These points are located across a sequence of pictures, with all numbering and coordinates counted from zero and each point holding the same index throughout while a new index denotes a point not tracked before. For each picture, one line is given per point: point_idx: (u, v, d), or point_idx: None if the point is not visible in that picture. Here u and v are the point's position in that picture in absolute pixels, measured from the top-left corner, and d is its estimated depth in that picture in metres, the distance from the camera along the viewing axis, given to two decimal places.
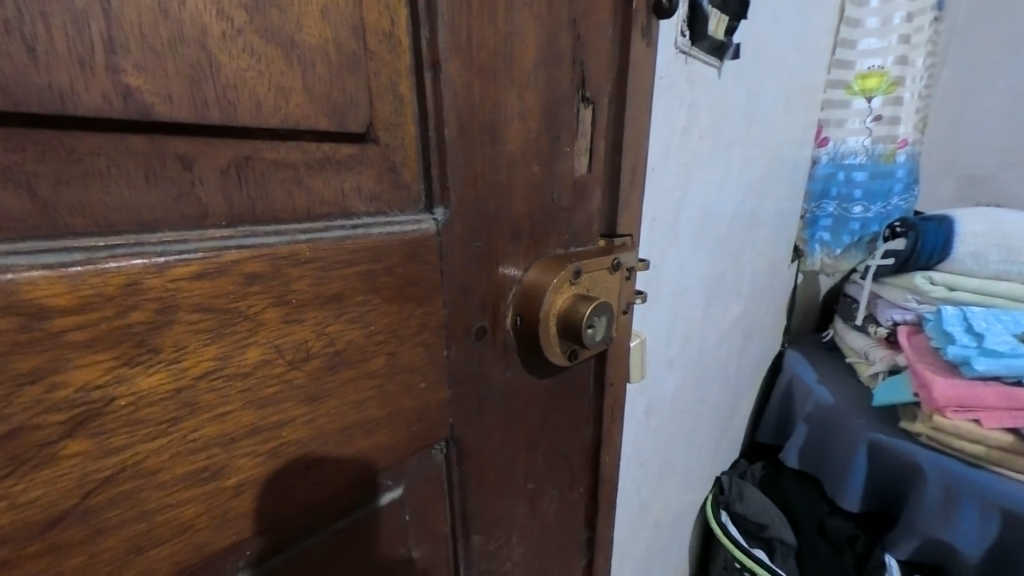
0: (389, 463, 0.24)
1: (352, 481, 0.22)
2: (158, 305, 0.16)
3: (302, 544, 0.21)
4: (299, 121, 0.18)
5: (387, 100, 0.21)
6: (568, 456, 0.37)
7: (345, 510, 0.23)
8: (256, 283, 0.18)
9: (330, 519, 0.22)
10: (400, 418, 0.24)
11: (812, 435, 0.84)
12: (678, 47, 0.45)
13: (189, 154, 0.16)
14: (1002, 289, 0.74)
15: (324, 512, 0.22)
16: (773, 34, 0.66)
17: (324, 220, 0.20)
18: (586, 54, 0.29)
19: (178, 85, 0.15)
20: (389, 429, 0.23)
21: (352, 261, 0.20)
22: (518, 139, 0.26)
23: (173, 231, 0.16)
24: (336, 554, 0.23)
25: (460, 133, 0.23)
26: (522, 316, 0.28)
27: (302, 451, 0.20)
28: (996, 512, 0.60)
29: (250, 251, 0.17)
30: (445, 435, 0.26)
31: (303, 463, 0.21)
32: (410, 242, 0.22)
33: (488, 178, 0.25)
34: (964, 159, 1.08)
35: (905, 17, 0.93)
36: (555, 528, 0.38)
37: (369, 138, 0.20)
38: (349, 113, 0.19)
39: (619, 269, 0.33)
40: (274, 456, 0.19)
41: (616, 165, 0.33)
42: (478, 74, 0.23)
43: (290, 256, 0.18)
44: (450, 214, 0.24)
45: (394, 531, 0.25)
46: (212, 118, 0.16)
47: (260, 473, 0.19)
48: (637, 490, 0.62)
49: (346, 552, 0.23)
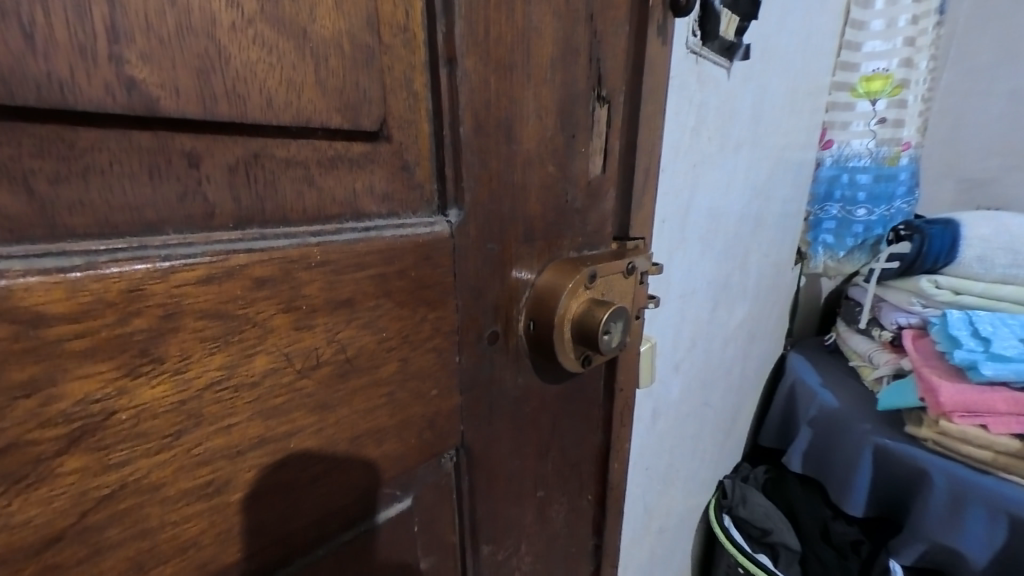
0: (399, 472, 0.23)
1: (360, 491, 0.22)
2: (161, 311, 0.15)
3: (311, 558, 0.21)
4: (310, 117, 0.17)
5: (401, 96, 0.20)
6: (577, 463, 0.36)
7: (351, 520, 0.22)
8: (265, 287, 0.17)
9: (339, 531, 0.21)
10: (413, 426, 0.23)
11: (815, 439, 0.83)
12: (689, 47, 0.45)
13: (196, 151, 0.15)
14: (1008, 293, 0.73)
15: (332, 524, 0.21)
16: (782, 33, 0.65)
17: (335, 221, 0.19)
18: (602, 51, 0.28)
19: (185, 79, 0.14)
20: (399, 440, 0.22)
21: (364, 263, 0.19)
22: (533, 138, 0.25)
23: (178, 232, 0.15)
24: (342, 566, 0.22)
25: (475, 131, 0.22)
26: (535, 322, 0.28)
27: (314, 458, 0.20)
28: (1003, 518, 0.59)
29: (262, 253, 0.16)
30: (455, 440, 0.25)
31: (312, 472, 0.20)
32: (423, 244, 0.21)
33: (503, 177, 0.24)
34: (965, 163, 1.07)
35: (910, 20, 0.93)
36: (564, 536, 0.37)
37: (381, 136, 0.20)
38: (362, 109, 0.19)
39: (632, 273, 0.33)
40: (285, 467, 0.19)
41: (629, 167, 0.32)
42: (494, 71, 0.22)
43: (301, 259, 0.17)
44: (463, 215, 0.23)
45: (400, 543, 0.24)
46: (220, 113, 0.15)
47: (268, 485, 0.18)
48: (642, 495, 0.62)
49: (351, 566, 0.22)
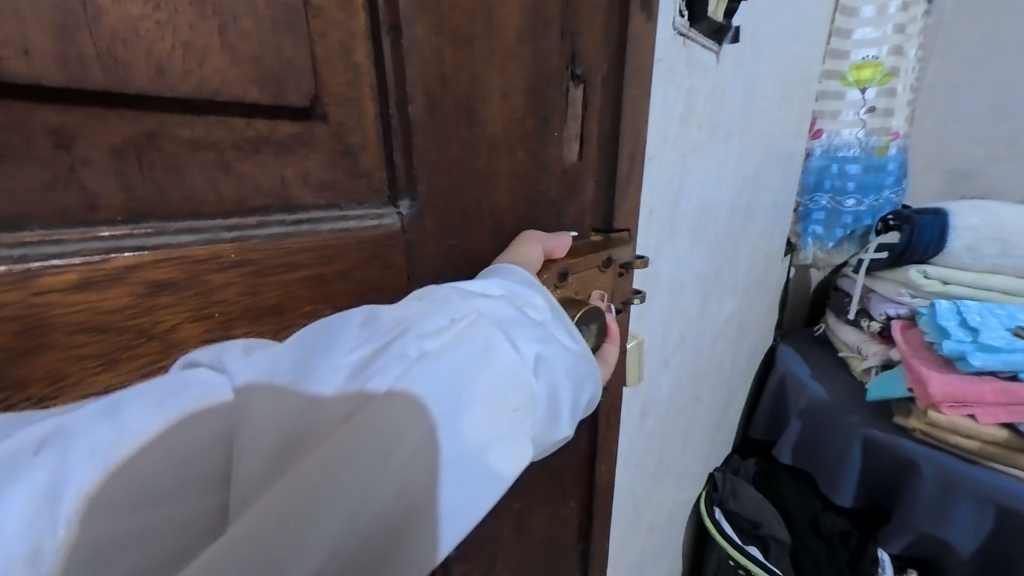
0: (528, 343, 0.20)
1: (481, 354, 0.18)
2: (21, 325, 0.12)
3: (407, 436, 0.16)
4: (219, 89, 0.14)
5: (339, 69, 0.17)
6: (557, 471, 0.34)
7: (468, 399, 0.17)
8: (164, 293, 0.14)
9: (451, 410, 0.17)
10: (537, 293, 0.22)
11: (805, 431, 0.82)
12: (678, 29, 0.42)
13: (65, 128, 0.12)
14: (998, 283, 0.73)
15: (438, 398, 0.17)
16: (772, 19, 0.63)
17: (258, 214, 0.16)
18: (577, 25, 0.25)
19: (40, 36, 0.11)
20: (527, 307, 0.22)
21: (296, 264, 0.17)
22: (499, 120, 0.23)
23: (44, 228, 0.12)
24: (448, 465, 0.17)
25: (428, 112, 0.20)
26: (550, 254, 0.26)
27: (447, 298, 0.19)
28: (990, 508, 0.59)
29: (156, 253, 0.14)
30: (578, 333, 0.24)
31: (445, 315, 0.19)
32: (370, 241, 0.19)
33: (464, 165, 0.21)
34: (950, 154, 1.02)
35: (901, 6, 0.90)
36: (545, 548, 0.35)
37: (314, 114, 0.17)
38: (289, 83, 0.16)
39: (610, 267, 0.31)
40: (425, 298, 0.19)
41: (611, 155, 0.30)
42: (450, 42, 0.20)
43: (209, 259, 0.15)
44: (418, 207, 0.20)
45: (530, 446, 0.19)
46: (91, 81, 0.12)
47: (399, 316, 0.18)
48: (631, 493, 0.60)
49: (464, 467, 0.17)
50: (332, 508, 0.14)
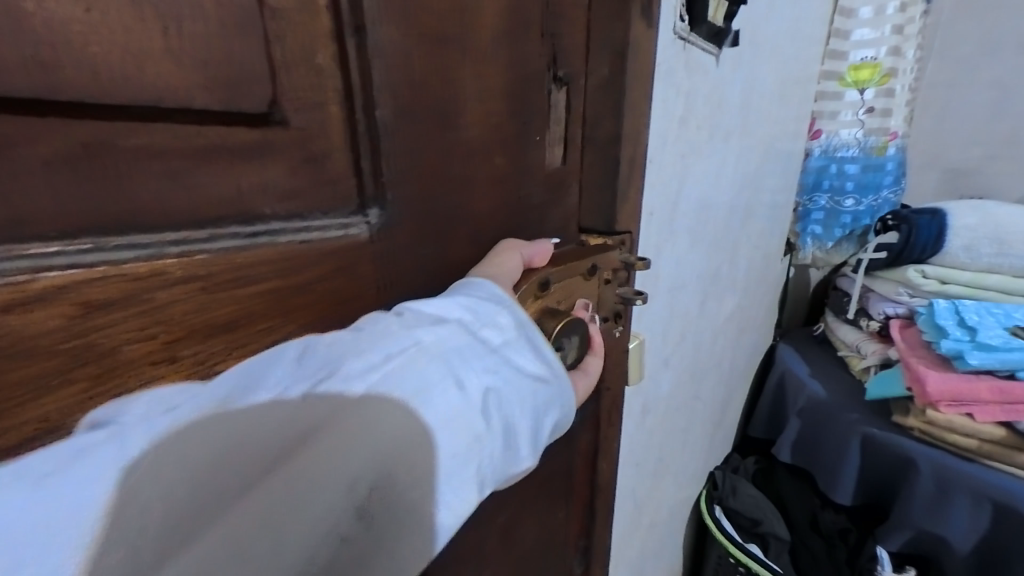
0: (482, 367, 0.20)
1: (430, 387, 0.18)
2: None
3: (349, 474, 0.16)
4: (165, 96, 0.14)
5: (301, 73, 0.16)
6: (549, 478, 0.34)
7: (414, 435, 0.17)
8: (100, 313, 0.13)
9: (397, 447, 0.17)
10: (501, 311, 0.22)
11: (804, 429, 0.80)
12: (678, 33, 0.42)
13: None
14: (994, 283, 0.73)
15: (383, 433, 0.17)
16: (772, 17, 0.62)
17: (210, 226, 0.15)
18: (559, 26, 0.25)
19: None
20: (487, 327, 0.21)
21: (255, 277, 0.16)
22: (476, 124, 0.22)
23: None
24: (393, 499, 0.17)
25: (397, 117, 0.19)
26: (530, 264, 0.25)
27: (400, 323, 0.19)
28: (987, 506, 0.58)
29: (92, 271, 0.13)
30: (545, 353, 0.23)
31: (397, 344, 0.18)
32: (336, 252, 0.18)
33: (439, 170, 0.21)
34: (949, 152, 1.01)
35: (899, 7, 0.90)
36: (537, 557, 0.34)
37: (273, 120, 0.16)
38: (244, 88, 0.15)
39: (596, 275, 0.30)
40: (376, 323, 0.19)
41: (597, 158, 0.29)
42: (419, 45, 0.19)
43: (152, 276, 0.14)
44: (387, 215, 0.19)
45: (485, 470, 0.19)
46: (17, 88, 0.11)
47: (347, 344, 0.18)
48: (632, 490, 0.59)
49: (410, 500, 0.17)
50: (268, 551, 0.14)
